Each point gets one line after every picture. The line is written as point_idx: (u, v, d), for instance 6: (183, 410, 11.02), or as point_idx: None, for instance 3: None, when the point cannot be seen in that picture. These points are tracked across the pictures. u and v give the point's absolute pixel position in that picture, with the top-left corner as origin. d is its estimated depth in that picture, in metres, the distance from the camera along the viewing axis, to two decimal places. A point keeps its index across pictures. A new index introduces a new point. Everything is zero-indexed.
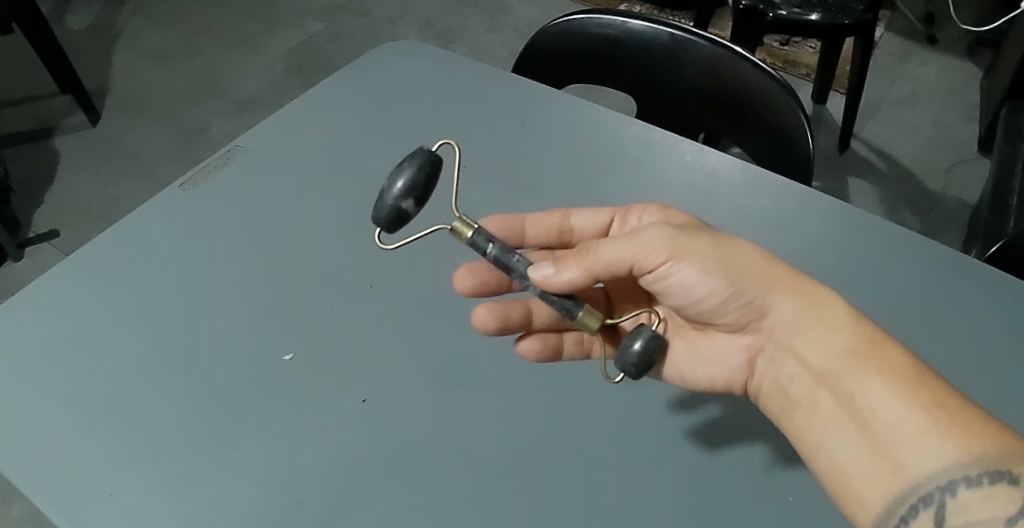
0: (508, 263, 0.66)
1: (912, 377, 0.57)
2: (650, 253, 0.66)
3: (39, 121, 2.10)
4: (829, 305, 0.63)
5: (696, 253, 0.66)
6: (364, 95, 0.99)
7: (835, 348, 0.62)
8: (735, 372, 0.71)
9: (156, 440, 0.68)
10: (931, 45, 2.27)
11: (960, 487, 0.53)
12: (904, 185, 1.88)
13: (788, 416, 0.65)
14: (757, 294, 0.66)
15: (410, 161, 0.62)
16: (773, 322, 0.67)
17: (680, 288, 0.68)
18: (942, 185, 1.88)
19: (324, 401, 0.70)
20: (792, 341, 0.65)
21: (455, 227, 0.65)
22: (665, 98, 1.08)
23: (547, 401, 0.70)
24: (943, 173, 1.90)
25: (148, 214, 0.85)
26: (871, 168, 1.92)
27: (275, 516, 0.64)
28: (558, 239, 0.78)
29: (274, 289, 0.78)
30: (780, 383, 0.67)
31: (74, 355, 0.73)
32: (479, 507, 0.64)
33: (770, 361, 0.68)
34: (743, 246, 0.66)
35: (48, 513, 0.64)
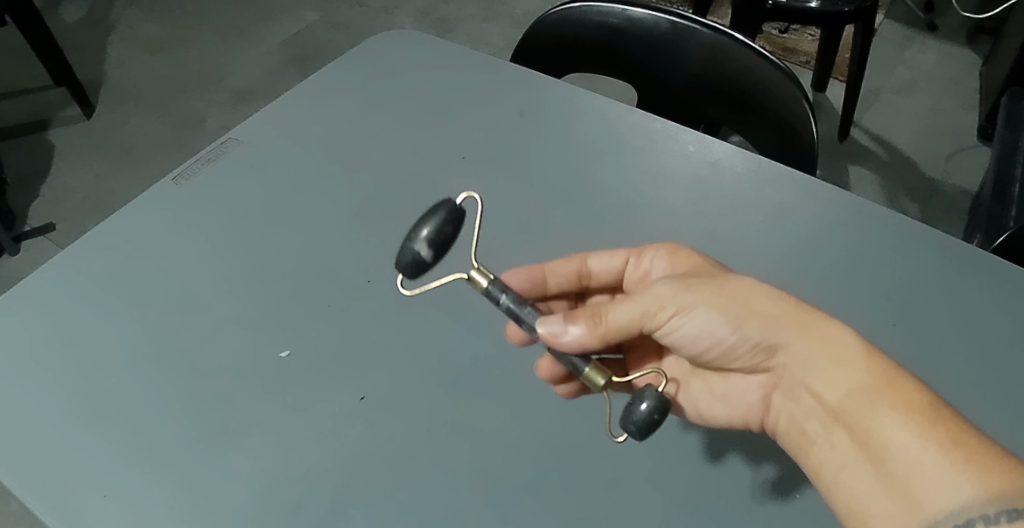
0: (518, 314, 0.64)
1: (927, 414, 0.55)
2: (656, 309, 0.64)
3: (33, 114, 2.09)
4: (838, 337, 0.60)
5: (702, 302, 0.63)
6: (359, 86, 0.98)
7: (848, 384, 0.59)
8: (751, 409, 0.67)
9: (152, 440, 0.66)
10: (931, 33, 2.25)
11: (978, 526, 0.51)
12: (904, 174, 1.87)
13: (805, 454, 0.62)
14: (765, 336, 0.63)
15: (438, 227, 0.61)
16: (785, 359, 0.63)
17: (687, 339, 0.65)
18: (942, 173, 1.86)
19: (322, 400, 0.69)
20: (805, 378, 0.62)
21: (471, 276, 0.64)
22: (667, 87, 1.06)
23: (549, 395, 0.69)
24: (943, 161, 1.89)
25: (142, 209, 0.84)
26: (871, 156, 1.91)
27: (274, 517, 0.63)
28: (577, 282, 0.76)
29: (271, 283, 0.77)
30: (796, 420, 0.63)
31: (67, 352, 0.72)
32: (480, 507, 0.63)
33: (786, 397, 0.64)
34: (746, 283, 0.64)
35: (42, 515, 0.63)
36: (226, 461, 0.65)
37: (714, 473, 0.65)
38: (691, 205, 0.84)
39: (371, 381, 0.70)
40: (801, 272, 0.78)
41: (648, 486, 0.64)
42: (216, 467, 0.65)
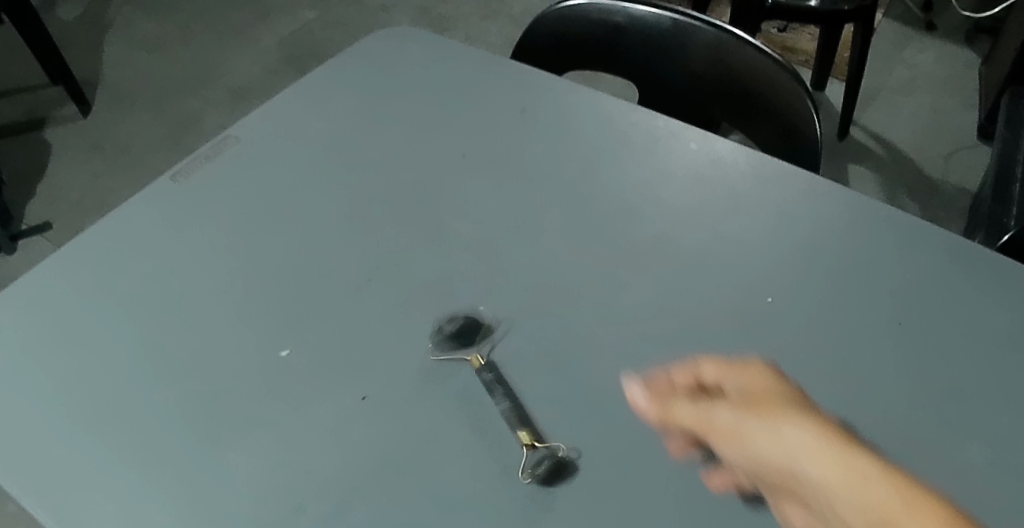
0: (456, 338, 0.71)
1: (860, 474, 0.55)
2: (691, 376, 0.66)
3: (29, 113, 2.07)
4: (792, 428, 0.59)
5: (715, 363, 0.66)
6: (359, 83, 0.97)
7: (825, 454, 0.57)
8: (783, 467, 0.58)
9: (151, 442, 0.65)
10: (930, 33, 2.25)
11: None
12: (905, 172, 1.86)
13: (742, 445, 0.60)
14: (743, 428, 0.60)
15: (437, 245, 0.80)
16: (743, 427, 0.60)
17: (693, 413, 0.63)
18: (941, 172, 1.86)
19: (323, 400, 0.67)
20: (777, 448, 0.58)
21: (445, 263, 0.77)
22: (669, 85, 1.06)
23: (552, 394, 0.68)
24: (942, 160, 1.89)
25: (139, 208, 0.83)
26: (871, 155, 1.91)
27: (276, 518, 0.61)
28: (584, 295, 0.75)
29: (269, 283, 0.76)
30: (809, 485, 0.57)
31: (66, 352, 0.71)
32: (486, 506, 0.61)
33: (792, 475, 0.57)
34: (759, 365, 0.65)
35: (40, 518, 0.61)
36: (225, 462, 0.64)
37: (727, 470, 0.63)
38: (693, 203, 0.83)
39: (371, 381, 0.69)
40: (805, 271, 0.77)
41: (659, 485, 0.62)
42: (214, 468, 0.64)
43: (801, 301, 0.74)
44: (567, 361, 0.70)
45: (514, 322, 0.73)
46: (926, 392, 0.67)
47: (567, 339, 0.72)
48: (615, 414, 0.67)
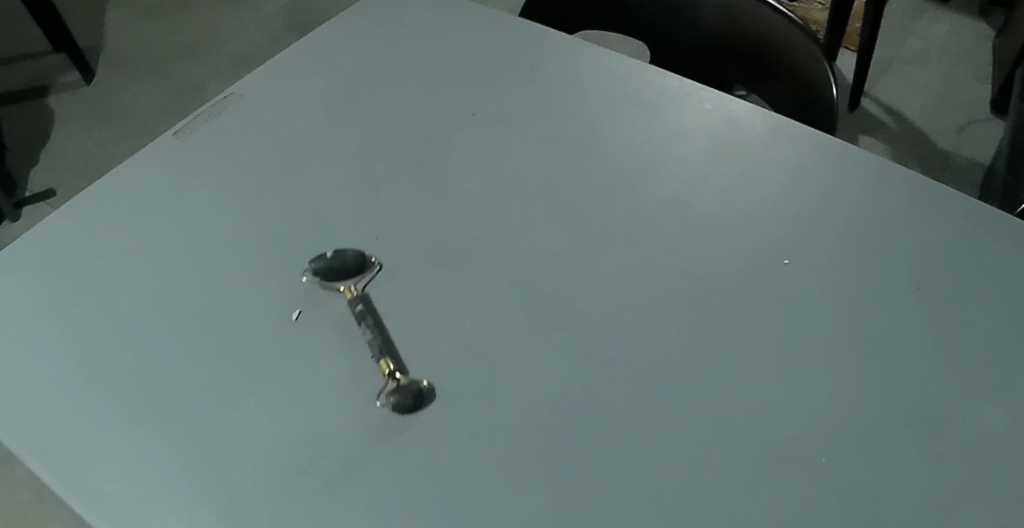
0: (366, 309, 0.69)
1: None
2: None
3: (31, 80, 2.05)
4: None
5: None
6: (364, 41, 0.94)
7: None
8: None
9: (153, 399, 0.64)
10: (942, 5, 2.20)
11: None
12: (916, 143, 1.84)
13: None
14: None
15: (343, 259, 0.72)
16: None
17: None
18: (953, 144, 1.83)
19: (329, 359, 0.66)
20: None
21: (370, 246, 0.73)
22: (686, 47, 1.04)
23: (564, 353, 0.67)
24: (955, 133, 1.85)
25: (142, 168, 0.81)
26: (880, 125, 1.89)
27: (282, 477, 0.59)
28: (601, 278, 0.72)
29: (274, 240, 0.74)
30: None
31: (69, 311, 0.70)
32: (497, 467, 0.60)
33: None
34: None
35: (43, 476, 0.61)
36: (231, 419, 0.62)
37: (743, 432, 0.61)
38: (706, 163, 0.81)
39: (378, 339, 0.67)
40: (822, 232, 0.75)
41: (674, 446, 0.61)
42: (218, 425, 0.62)
43: (818, 263, 0.73)
44: (578, 322, 0.69)
45: (524, 281, 0.72)
46: (947, 356, 0.65)
47: (579, 301, 0.70)
48: (627, 376, 0.65)
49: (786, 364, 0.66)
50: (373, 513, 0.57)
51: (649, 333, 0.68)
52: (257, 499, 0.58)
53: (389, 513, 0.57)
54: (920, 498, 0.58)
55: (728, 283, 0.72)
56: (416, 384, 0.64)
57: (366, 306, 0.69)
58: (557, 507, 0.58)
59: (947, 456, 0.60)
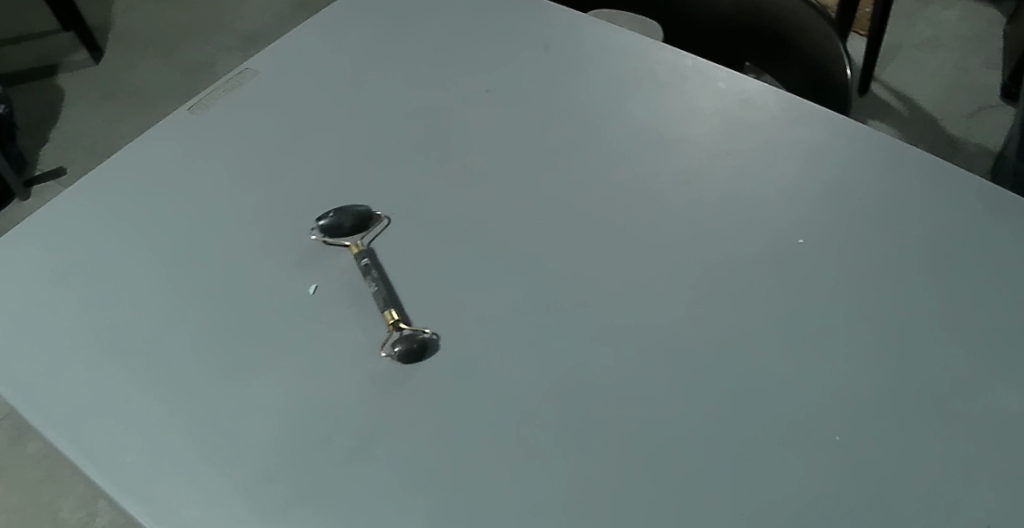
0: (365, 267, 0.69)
1: None
2: None
3: (41, 58, 2.05)
4: None
5: None
6: (379, 17, 0.94)
7: None
8: None
9: (171, 371, 0.64)
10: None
11: None
12: (925, 129, 1.83)
13: None
14: None
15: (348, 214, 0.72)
16: None
17: None
18: (963, 131, 1.81)
19: (345, 333, 0.66)
20: None
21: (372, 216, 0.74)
22: (704, 25, 1.04)
23: (578, 330, 0.67)
24: (965, 119, 1.84)
25: (158, 142, 0.82)
26: (889, 110, 1.89)
27: (302, 449, 0.59)
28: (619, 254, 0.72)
29: (289, 215, 0.74)
30: None
31: (87, 283, 0.71)
32: (515, 441, 0.60)
33: None
34: None
35: (63, 446, 0.61)
36: (247, 391, 0.62)
37: (757, 410, 0.62)
38: (721, 142, 0.81)
39: (391, 300, 0.68)
40: (837, 212, 0.75)
41: (688, 422, 0.61)
42: (235, 397, 0.62)
43: (833, 242, 0.73)
44: (593, 299, 0.69)
45: (539, 257, 0.72)
46: (962, 335, 0.65)
47: (593, 278, 0.70)
48: (642, 353, 0.65)
49: (800, 343, 0.66)
50: (390, 484, 0.58)
51: (663, 311, 0.68)
52: (274, 469, 0.58)
53: (404, 485, 0.58)
54: (934, 475, 0.58)
55: (742, 261, 0.72)
56: (420, 334, 0.65)
57: (372, 260, 0.70)
58: (571, 480, 0.58)
59: (964, 435, 0.60)
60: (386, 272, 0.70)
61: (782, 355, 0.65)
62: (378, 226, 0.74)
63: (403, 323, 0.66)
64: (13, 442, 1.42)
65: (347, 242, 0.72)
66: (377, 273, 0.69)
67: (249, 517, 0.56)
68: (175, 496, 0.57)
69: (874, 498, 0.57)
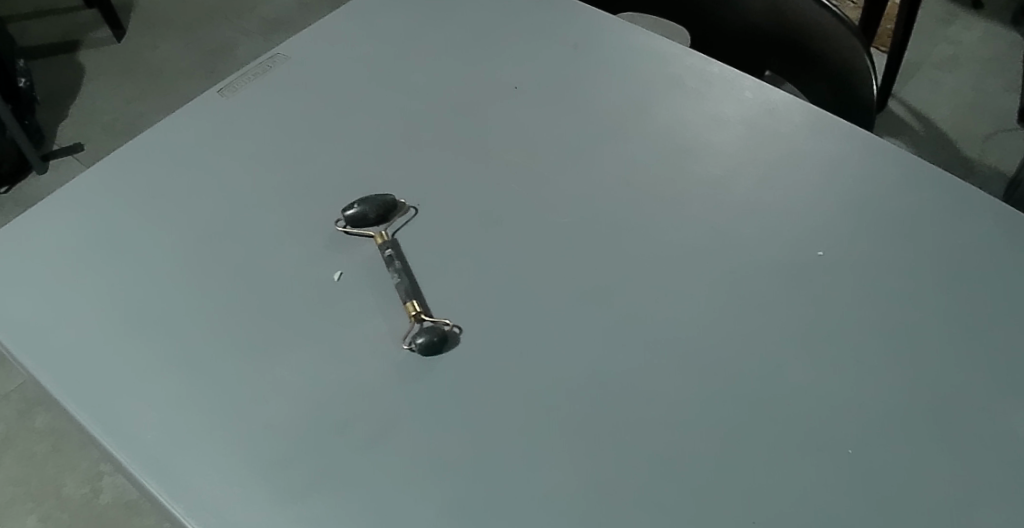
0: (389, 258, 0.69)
1: None
2: None
3: (64, 33, 2.06)
4: None
5: None
6: (409, 9, 0.94)
7: None
8: None
9: (192, 351, 0.65)
10: (975, 11, 2.16)
11: None
12: (940, 148, 1.83)
13: None
14: None
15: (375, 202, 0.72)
16: None
17: None
18: (978, 153, 1.81)
19: (365, 321, 0.66)
20: None
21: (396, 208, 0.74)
22: (733, 33, 1.04)
23: (599, 329, 0.67)
24: (980, 142, 1.84)
25: (187, 122, 0.82)
26: (905, 128, 1.89)
27: (319, 434, 0.60)
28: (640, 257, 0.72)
29: (316, 201, 0.75)
30: None
31: (112, 260, 0.71)
32: (531, 438, 0.60)
33: None
34: None
35: (82, 419, 0.62)
36: (269, 375, 0.63)
37: (773, 420, 0.62)
38: (747, 151, 0.81)
39: (414, 292, 0.68)
40: (862, 224, 0.75)
41: (706, 428, 0.61)
42: (256, 380, 0.63)
43: (856, 254, 0.73)
44: (613, 301, 0.69)
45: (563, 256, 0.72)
46: (981, 356, 0.65)
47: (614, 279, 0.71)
48: (660, 357, 0.65)
49: (820, 354, 0.66)
50: (407, 473, 0.58)
51: (682, 316, 0.68)
52: (292, 453, 0.59)
53: (420, 475, 0.58)
54: (948, 494, 0.58)
55: (765, 269, 0.72)
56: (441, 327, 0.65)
57: (396, 251, 0.71)
58: (587, 479, 0.58)
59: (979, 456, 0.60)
60: (408, 263, 0.71)
61: (800, 366, 0.65)
62: (401, 218, 0.74)
63: (425, 315, 0.66)
64: (20, 414, 1.43)
65: (372, 232, 0.72)
66: (400, 264, 0.69)
67: (266, 500, 0.57)
68: (195, 476, 0.58)
69: (887, 513, 0.57)
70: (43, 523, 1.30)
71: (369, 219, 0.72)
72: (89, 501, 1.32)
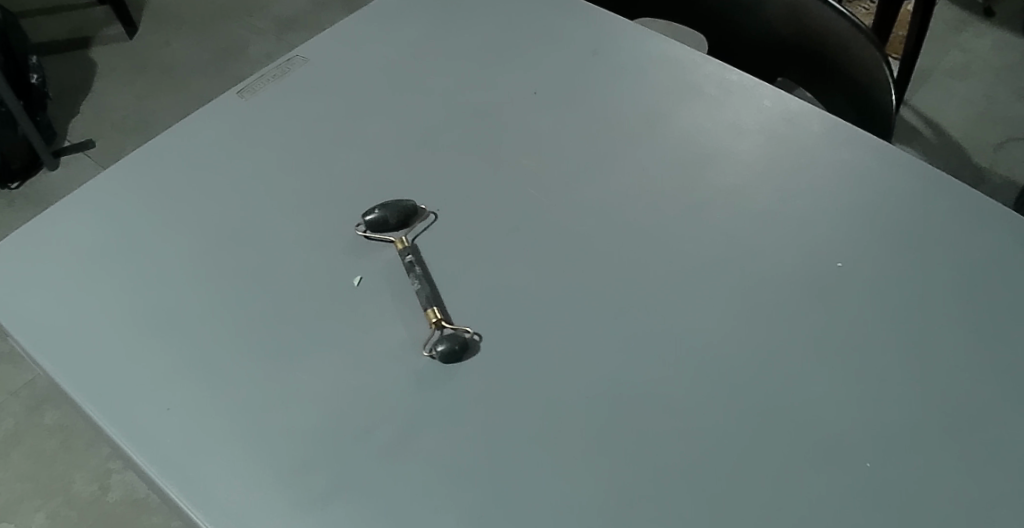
0: (409, 265, 0.69)
1: None
2: None
3: (76, 30, 2.06)
4: None
5: None
6: (427, 12, 0.94)
7: None
8: None
9: (210, 355, 0.64)
10: (988, 19, 2.15)
11: None
12: (950, 157, 1.83)
13: None
14: None
15: (394, 208, 0.71)
16: None
17: None
18: (989, 162, 1.81)
19: (383, 327, 0.66)
20: None
21: (417, 215, 0.74)
22: (751, 41, 1.03)
23: (619, 338, 0.67)
24: (992, 150, 1.83)
25: (205, 124, 0.82)
26: (916, 136, 1.88)
27: (338, 442, 0.59)
28: (659, 265, 0.72)
29: (334, 204, 0.75)
30: None
31: (130, 262, 0.71)
32: (551, 448, 0.60)
33: None
34: None
35: (100, 423, 0.61)
36: (288, 380, 0.63)
37: (796, 433, 0.61)
38: (766, 160, 0.80)
39: (434, 299, 0.68)
40: (884, 235, 0.74)
41: (727, 439, 0.61)
42: (275, 384, 0.62)
43: (878, 266, 0.72)
44: (633, 309, 0.68)
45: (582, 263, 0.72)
46: (1004, 371, 0.65)
47: (633, 288, 0.70)
48: (680, 367, 0.65)
49: (841, 366, 0.65)
50: (425, 480, 0.58)
51: (702, 326, 0.68)
52: (311, 459, 0.59)
53: (439, 483, 0.58)
54: (972, 512, 0.57)
55: (785, 279, 0.71)
56: (461, 334, 0.65)
57: (416, 257, 0.70)
58: (606, 489, 0.58)
59: (1005, 474, 0.59)
60: (429, 269, 0.70)
61: (823, 378, 0.65)
62: (422, 224, 0.74)
63: (445, 322, 0.66)
64: (29, 411, 1.43)
65: (392, 237, 0.72)
66: (420, 270, 0.69)
67: (285, 507, 0.56)
68: (213, 481, 0.58)
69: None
70: (51, 521, 1.30)
71: (389, 226, 0.71)
72: (97, 499, 1.32)
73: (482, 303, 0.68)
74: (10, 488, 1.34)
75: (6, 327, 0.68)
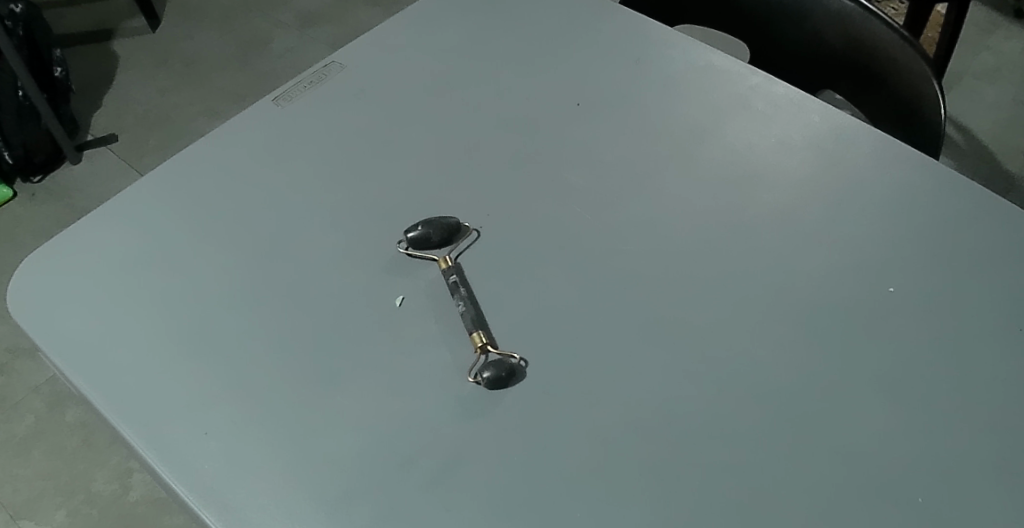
0: (453, 286, 0.67)
1: None
2: None
3: (99, 22, 2.05)
4: None
5: None
6: (463, 19, 0.92)
7: None
8: None
9: (249, 377, 0.63)
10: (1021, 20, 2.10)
11: None
12: (983, 163, 1.79)
13: None
14: None
15: (437, 226, 0.70)
16: None
17: None
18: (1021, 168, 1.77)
19: (424, 349, 0.64)
20: None
21: (461, 234, 0.72)
22: (792, 51, 1.01)
23: (667, 362, 0.64)
24: None
25: (241, 133, 0.81)
26: (947, 141, 1.84)
27: (381, 469, 0.58)
28: (709, 286, 0.69)
29: (373, 218, 0.73)
30: None
31: (165, 277, 0.70)
32: (601, 478, 0.57)
33: None
34: None
35: (137, 446, 0.60)
36: (331, 404, 0.61)
37: (859, 465, 0.58)
38: (816, 177, 0.77)
39: (479, 322, 0.66)
40: (948, 256, 0.71)
41: (786, 471, 0.58)
42: (317, 409, 0.61)
43: (945, 288, 0.69)
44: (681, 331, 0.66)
45: (630, 282, 0.69)
46: None
47: (681, 309, 0.67)
48: (733, 394, 0.62)
49: (904, 394, 0.62)
50: (472, 512, 0.56)
51: (755, 351, 0.65)
52: (355, 487, 0.57)
53: (486, 515, 0.56)
54: None
55: (846, 302, 0.68)
56: (508, 360, 0.63)
57: (459, 277, 0.68)
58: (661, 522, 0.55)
59: None
60: (472, 290, 0.68)
61: (885, 407, 0.61)
62: (464, 243, 0.72)
63: (490, 346, 0.64)
64: (49, 407, 1.43)
65: (434, 255, 0.70)
66: (464, 291, 0.67)
67: None
68: (256, 511, 0.56)
69: None
70: (71, 519, 1.30)
71: (432, 244, 0.69)
72: (119, 497, 1.31)
73: (525, 323, 0.66)
74: (31, 485, 1.34)
75: (41, 343, 0.66)
